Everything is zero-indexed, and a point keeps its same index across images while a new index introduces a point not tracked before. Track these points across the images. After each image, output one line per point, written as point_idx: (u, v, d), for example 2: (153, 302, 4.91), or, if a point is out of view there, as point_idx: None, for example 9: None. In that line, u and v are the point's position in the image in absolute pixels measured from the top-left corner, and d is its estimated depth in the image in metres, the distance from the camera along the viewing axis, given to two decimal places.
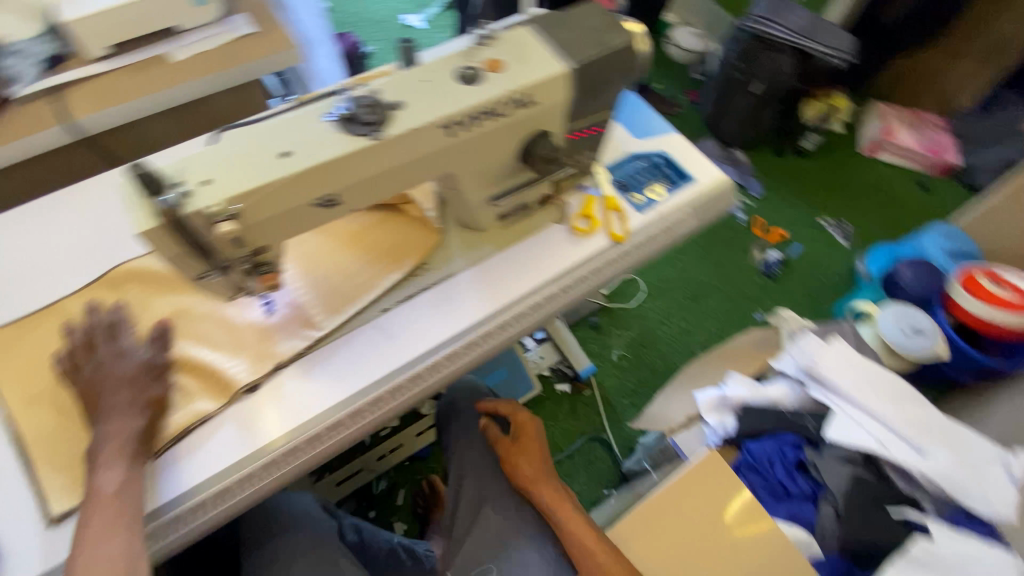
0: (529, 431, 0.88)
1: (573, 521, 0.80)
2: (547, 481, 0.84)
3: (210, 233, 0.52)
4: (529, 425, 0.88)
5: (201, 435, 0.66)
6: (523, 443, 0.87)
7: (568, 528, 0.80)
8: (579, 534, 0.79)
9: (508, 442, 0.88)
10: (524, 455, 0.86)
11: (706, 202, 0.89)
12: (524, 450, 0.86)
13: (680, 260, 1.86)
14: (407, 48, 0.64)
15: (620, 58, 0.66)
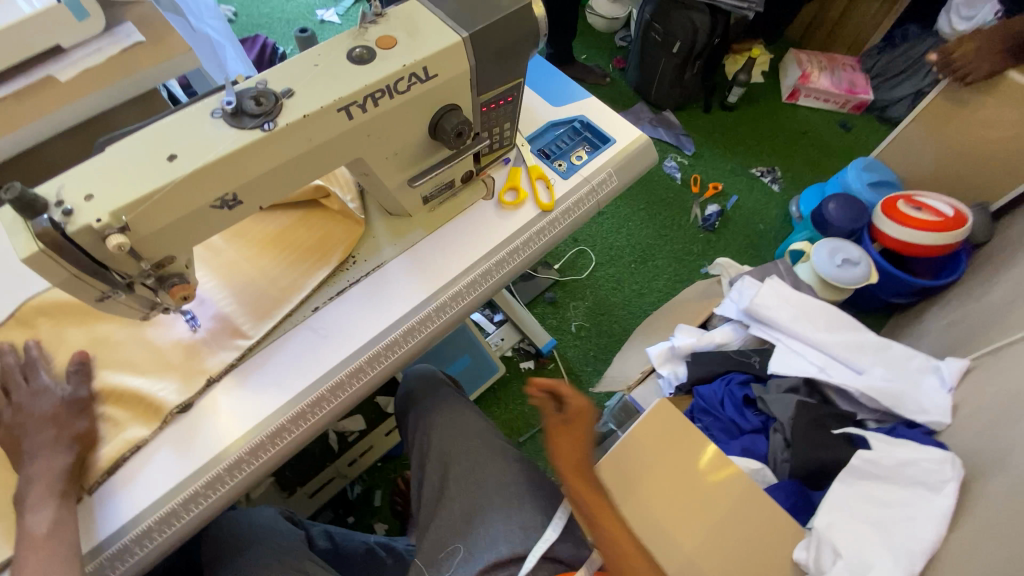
0: (584, 418, 0.77)
1: (616, 532, 0.71)
2: (588, 483, 0.75)
3: (102, 248, 0.49)
4: (584, 413, 0.77)
5: (136, 463, 0.63)
6: (575, 431, 0.77)
7: (603, 534, 0.71)
8: (622, 544, 0.71)
9: (557, 422, 0.77)
10: (574, 443, 0.76)
11: (630, 161, 0.90)
12: (571, 438, 0.77)
13: (625, 225, 1.89)
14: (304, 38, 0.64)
15: (517, 22, 0.66)
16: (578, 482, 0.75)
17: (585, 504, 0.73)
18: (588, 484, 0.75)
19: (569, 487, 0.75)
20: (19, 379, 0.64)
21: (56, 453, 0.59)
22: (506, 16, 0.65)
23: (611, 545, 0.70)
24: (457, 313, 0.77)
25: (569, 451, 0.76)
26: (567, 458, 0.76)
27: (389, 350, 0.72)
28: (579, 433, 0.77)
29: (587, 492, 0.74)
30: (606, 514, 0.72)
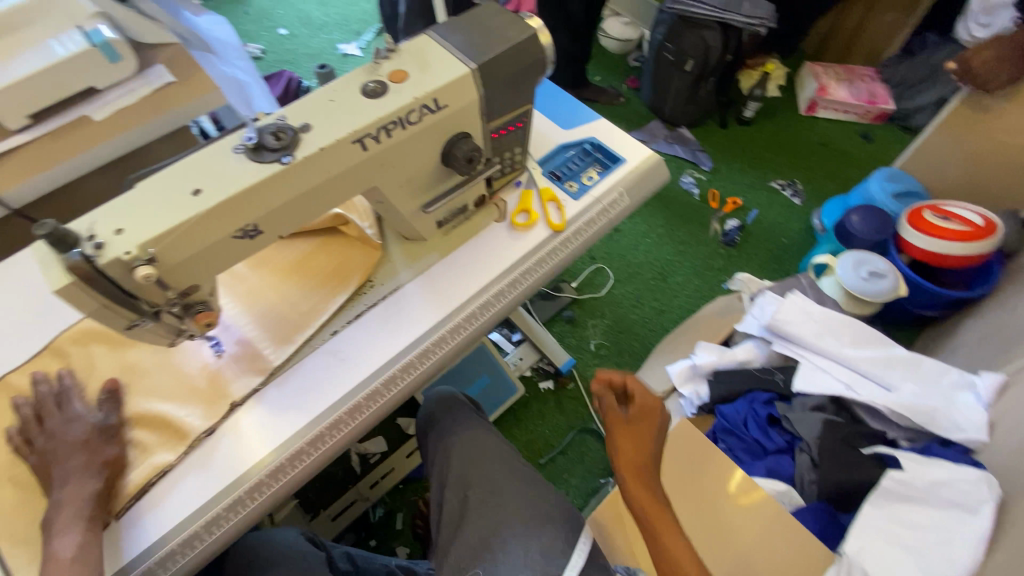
0: (648, 415, 0.75)
1: (662, 521, 0.71)
2: (648, 487, 0.72)
3: (130, 279, 0.52)
4: (650, 413, 0.75)
5: (163, 487, 0.65)
6: (634, 427, 0.74)
7: (652, 526, 0.71)
8: (672, 549, 0.69)
9: (621, 420, 0.74)
10: (636, 442, 0.73)
11: (642, 179, 0.90)
12: (634, 436, 0.74)
13: (643, 243, 1.88)
14: None
15: (524, 51, 0.68)
16: (636, 479, 0.72)
17: (641, 499, 0.71)
18: (647, 484, 0.72)
19: (626, 486, 0.72)
20: (52, 407, 0.66)
21: (88, 477, 0.62)
22: (514, 47, 0.67)
23: (660, 544, 0.70)
24: (472, 334, 0.78)
25: (631, 448, 0.73)
26: (627, 455, 0.72)
27: (405, 373, 0.74)
28: (640, 430, 0.74)
29: (642, 490, 0.72)
30: (659, 511, 0.71)
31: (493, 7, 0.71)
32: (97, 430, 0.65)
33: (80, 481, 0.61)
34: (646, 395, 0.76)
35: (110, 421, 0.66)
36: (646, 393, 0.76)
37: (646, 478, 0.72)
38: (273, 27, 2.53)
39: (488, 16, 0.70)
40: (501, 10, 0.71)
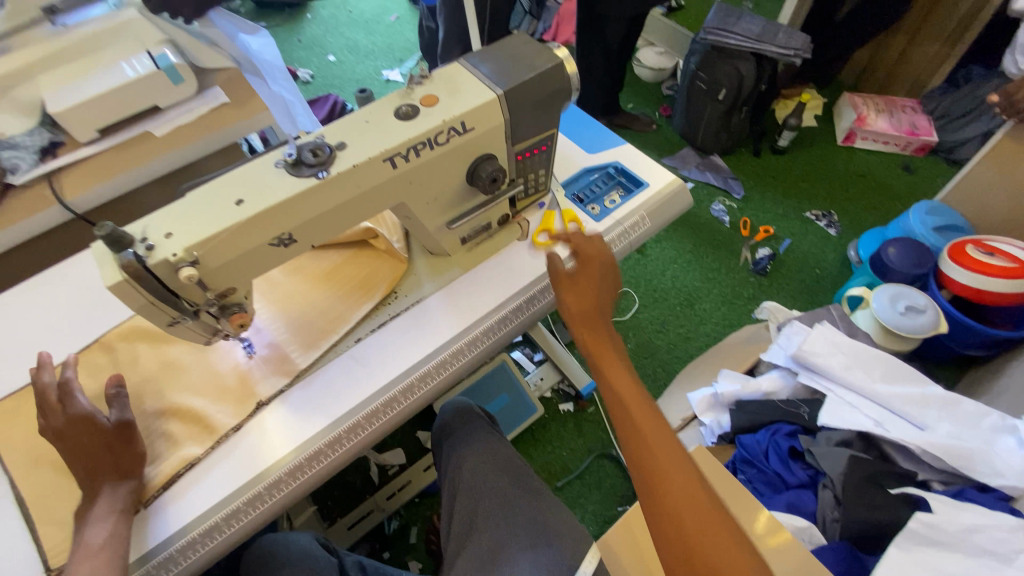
0: (594, 260, 0.74)
1: (617, 374, 0.67)
2: (593, 328, 0.71)
3: (175, 279, 0.56)
4: (598, 256, 0.74)
5: (191, 479, 0.68)
6: (579, 271, 0.74)
7: (610, 381, 0.67)
8: (618, 386, 0.66)
9: (563, 272, 0.74)
10: (581, 281, 0.73)
11: (663, 204, 0.92)
12: (581, 288, 0.73)
13: (670, 269, 1.87)
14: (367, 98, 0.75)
15: (551, 79, 0.72)
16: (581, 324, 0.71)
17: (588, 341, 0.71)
18: (596, 326, 0.71)
19: (573, 333, 0.71)
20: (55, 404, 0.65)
21: (123, 464, 0.66)
22: (539, 74, 0.71)
23: (605, 381, 0.67)
24: (489, 347, 0.80)
25: (575, 289, 0.73)
26: (570, 300, 0.73)
27: (422, 381, 0.76)
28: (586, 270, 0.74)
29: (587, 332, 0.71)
30: (612, 363, 0.68)
31: (523, 38, 0.75)
32: (114, 428, 0.65)
33: (109, 469, 0.65)
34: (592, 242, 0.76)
35: (128, 419, 0.67)
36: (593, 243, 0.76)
37: (594, 319, 0.71)
38: (323, 53, 2.68)
39: (518, 46, 0.74)
40: (531, 40, 0.75)
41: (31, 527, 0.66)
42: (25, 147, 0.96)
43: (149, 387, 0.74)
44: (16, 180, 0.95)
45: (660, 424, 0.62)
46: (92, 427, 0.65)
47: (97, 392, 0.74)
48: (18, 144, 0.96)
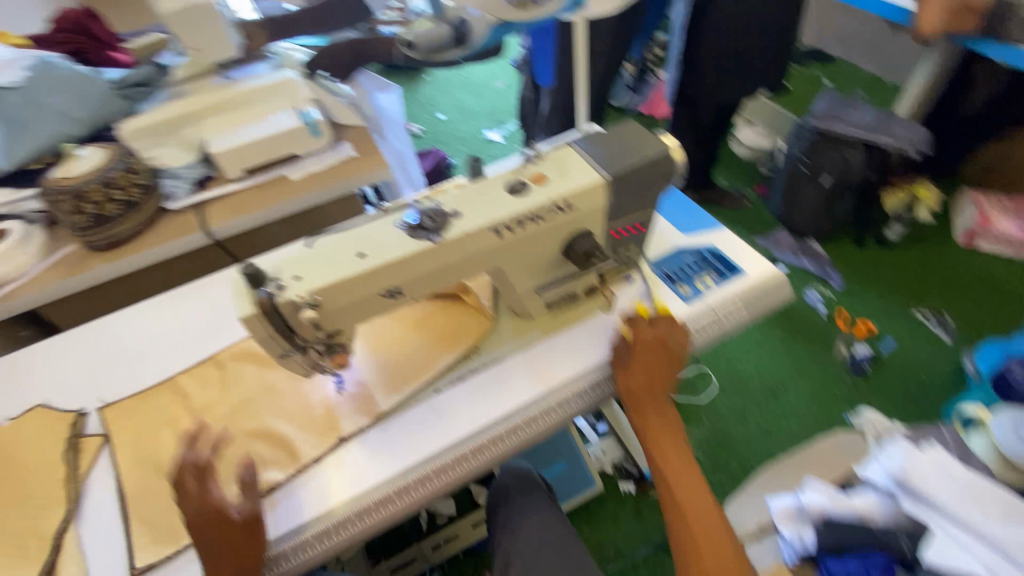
0: (666, 344, 0.78)
1: (666, 454, 0.78)
2: (648, 405, 0.78)
3: (295, 317, 0.62)
4: (665, 334, 0.79)
5: (270, 503, 0.72)
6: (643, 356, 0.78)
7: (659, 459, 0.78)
8: (664, 465, 0.78)
9: (622, 349, 0.79)
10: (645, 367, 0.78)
11: (758, 294, 0.89)
12: (639, 366, 0.78)
13: (753, 354, 1.77)
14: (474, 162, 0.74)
15: (658, 167, 0.74)
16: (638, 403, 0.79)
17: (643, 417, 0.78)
18: (655, 407, 0.78)
19: (628, 408, 0.79)
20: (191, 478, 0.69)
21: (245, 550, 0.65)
22: (647, 161, 0.73)
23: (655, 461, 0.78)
24: (561, 417, 0.79)
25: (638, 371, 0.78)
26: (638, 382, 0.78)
27: (493, 444, 0.76)
28: (651, 351, 0.78)
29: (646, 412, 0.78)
30: (662, 444, 0.78)
31: (634, 126, 0.78)
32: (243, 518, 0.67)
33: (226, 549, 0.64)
34: (659, 325, 0.79)
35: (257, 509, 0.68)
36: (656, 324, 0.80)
37: (650, 401, 0.78)
38: (433, 112, 2.93)
39: (628, 133, 0.78)
40: (641, 126, 0.78)
41: (126, 523, 0.71)
42: (183, 177, 1.12)
43: (248, 407, 0.81)
44: (170, 206, 1.11)
45: (700, 503, 0.77)
46: (219, 514, 0.66)
47: (205, 404, 0.81)
48: (177, 175, 1.12)
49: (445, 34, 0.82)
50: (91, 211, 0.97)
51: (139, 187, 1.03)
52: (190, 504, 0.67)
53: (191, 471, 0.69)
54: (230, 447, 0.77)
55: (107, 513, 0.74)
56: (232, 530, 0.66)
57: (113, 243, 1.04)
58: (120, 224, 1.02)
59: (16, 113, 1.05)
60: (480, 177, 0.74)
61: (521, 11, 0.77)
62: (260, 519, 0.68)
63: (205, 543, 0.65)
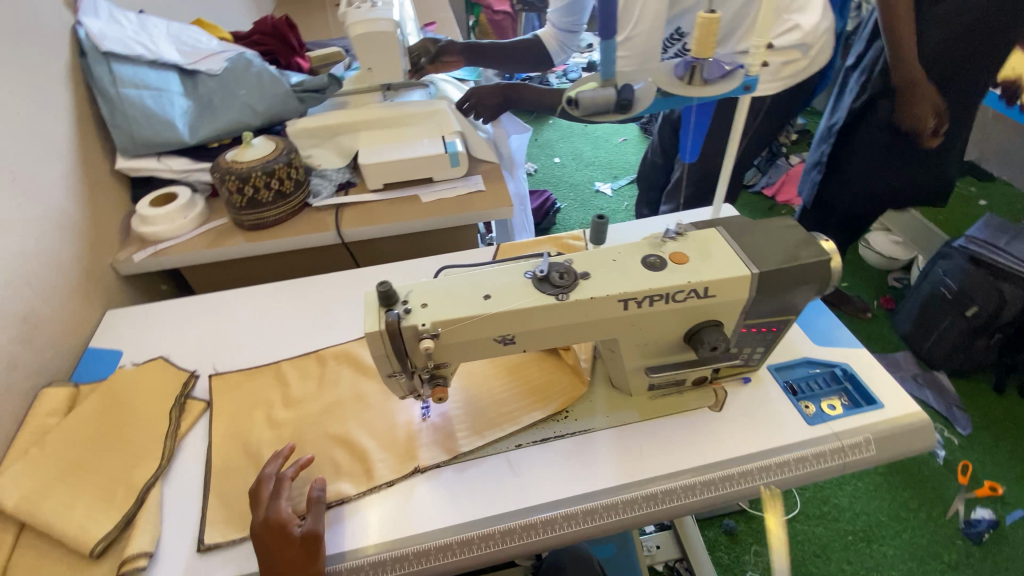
0: None
1: None
2: None
3: (413, 343, 0.64)
4: None
5: (336, 514, 0.72)
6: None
7: None
8: None
9: None
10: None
11: (897, 436, 0.79)
12: None
13: (848, 486, 1.57)
14: (600, 226, 0.85)
15: (811, 271, 0.68)
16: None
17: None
18: None
19: None
20: (268, 489, 0.69)
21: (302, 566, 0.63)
22: (800, 263, 0.67)
23: None
24: (645, 514, 0.71)
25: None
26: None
27: (565, 522, 0.70)
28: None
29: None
30: None
31: (789, 222, 0.73)
32: (305, 537, 0.65)
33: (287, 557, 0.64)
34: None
35: (318, 530, 0.66)
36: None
37: None
38: (550, 155, 3.02)
39: (782, 229, 0.73)
40: (795, 225, 0.73)
41: (205, 494, 0.74)
42: (330, 180, 1.24)
43: (337, 411, 0.83)
44: (313, 202, 1.20)
45: None
46: (283, 531, 0.65)
47: (301, 398, 0.85)
48: (327, 176, 1.25)
49: (612, 98, 0.78)
50: (248, 193, 1.08)
51: (291, 180, 1.13)
52: (260, 513, 0.67)
53: (272, 481, 0.70)
54: (312, 446, 0.79)
55: (192, 478, 0.78)
56: (289, 544, 0.64)
57: (256, 226, 1.14)
58: (268, 209, 1.12)
59: (213, 99, 1.22)
60: (602, 238, 0.85)
61: (691, 86, 0.80)
62: (319, 541, 0.66)
63: (262, 543, 0.65)
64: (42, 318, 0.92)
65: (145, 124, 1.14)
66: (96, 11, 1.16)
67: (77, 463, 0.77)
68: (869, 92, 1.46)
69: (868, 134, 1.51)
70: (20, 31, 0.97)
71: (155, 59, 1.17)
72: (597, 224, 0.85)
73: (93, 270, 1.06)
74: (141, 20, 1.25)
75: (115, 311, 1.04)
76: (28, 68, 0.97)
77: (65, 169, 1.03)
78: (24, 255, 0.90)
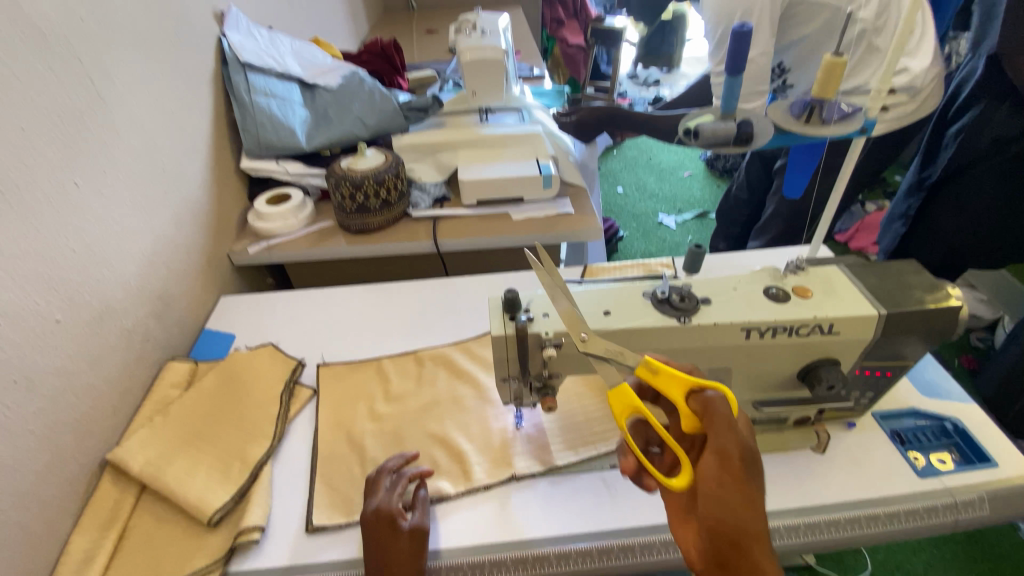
0: None
1: None
2: None
3: (534, 351, 0.67)
4: None
5: (434, 512, 0.74)
6: (745, 542, 0.48)
7: None
8: None
9: None
10: (731, 553, 0.49)
11: (1016, 498, 0.74)
12: None
13: (924, 552, 1.40)
14: (696, 253, 0.81)
15: (941, 316, 0.66)
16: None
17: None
18: None
19: None
20: (386, 483, 0.72)
21: (408, 556, 0.66)
22: (930, 309, 0.66)
23: None
24: None
25: (728, 567, 0.49)
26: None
27: (664, 547, 0.70)
28: (731, 500, 0.49)
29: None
30: None
31: (912, 265, 0.72)
32: (413, 530, 0.68)
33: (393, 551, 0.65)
34: (728, 430, 0.51)
35: (424, 525, 0.69)
36: (723, 425, 0.52)
37: None
38: (613, 184, 3.04)
39: (906, 272, 0.72)
40: (921, 269, 0.72)
41: (312, 478, 0.78)
42: (428, 193, 1.30)
43: (434, 410, 0.86)
44: (413, 213, 1.26)
45: None
46: (391, 523, 0.68)
47: (399, 395, 0.89)
48: (425, 189, 1.31)
49: (732, 131, 0.76)
50: (358, 199, 1.15)
51: (397, 191, 1.20)
52: (373, 503, 0.70)
53: (388, 475, 0.74)
54: (412, 443, 0.82)
55: (297, 462, 0.82)
56: (396, 534, 0.67)
57: (360, 230, 1.21)
58: (373, 215, 1.19)
59: (329, 111, 1.32)
60: (698, 266, 0.80)
61: (809, 125, 0.78)
62: (425, 535, 0.68)
63: (372, 531, 0.67)
64: (171, 297, 1.00)
65: (271, 130, 1.24)
66: (238, 26, 1.28)
67: (198, 434, 0.82)
68: (973, 149, 1.35)
69: (959, 193, 1.42)
70: (180, 39, 1.08)
71: (283, 71, 1.29)
72: (693, 253, 0.81)
73: (213, 257, 1.14)
74: (272, 36, 1.37)
75: (228, 299, 1.12)
76: (182, 72, 1.08)
77: (202, 165, 1.13)
78: (163, 238, 0.98)
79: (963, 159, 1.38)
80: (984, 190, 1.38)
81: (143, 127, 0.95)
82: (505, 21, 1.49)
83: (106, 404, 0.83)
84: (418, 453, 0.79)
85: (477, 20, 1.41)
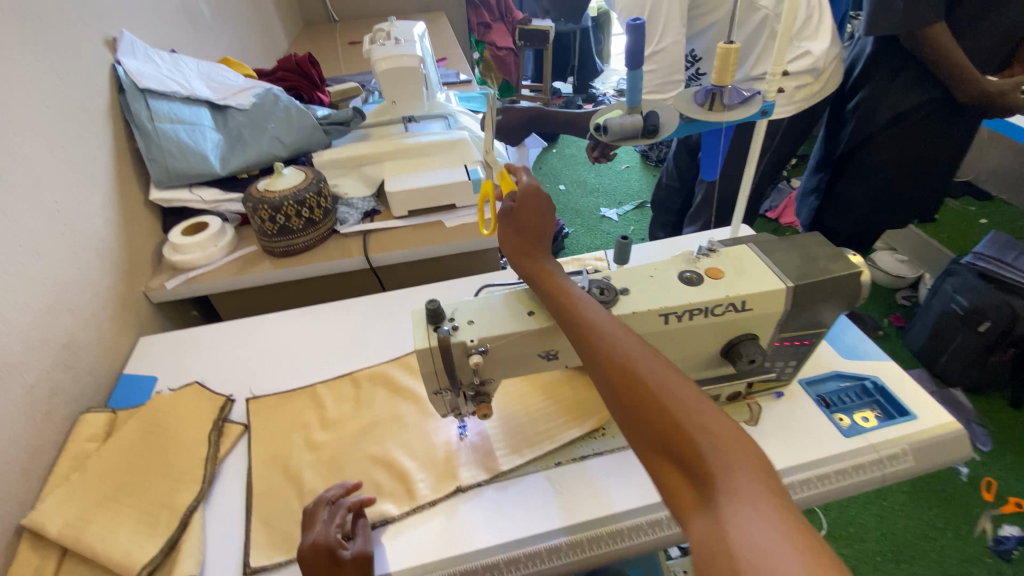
0: None
1: None
2: None
3: (462, 359, 0.66)
4: None
5: (378, 537, 0.72)
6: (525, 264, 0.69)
7: None
8: None
9: None
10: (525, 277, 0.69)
11: (935, 446, 0.79)
12: None
13: (873, 505, 1.48)
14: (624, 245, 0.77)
15: (844, 284, 0.70)
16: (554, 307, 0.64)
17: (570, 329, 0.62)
18: None
19: None
20: (321, 515, 0.69)
21: None
22: (832, 277, 0.69)
23: None
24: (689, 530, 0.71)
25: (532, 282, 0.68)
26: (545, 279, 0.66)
27: (612, 538, 0.70)
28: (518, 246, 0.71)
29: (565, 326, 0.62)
30: None
31: (815, 236, 0.76)
32: (353, 559, 0.65)
33: None
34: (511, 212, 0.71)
35: (366, 552, 0.66)
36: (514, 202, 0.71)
37: None
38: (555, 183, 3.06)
39: (810, 244, 0.75)
40: (824, 240, 0.76)
41: (248, 517, 0.74)
42: (356, 208, 1.27)
43: (375, 431, 0.84)
44: (341, 230, 1.23)
45: None
46: (331, 555, 0.64)
47: (339, 420, 0.86)
48: (352, 204, 1.28)
49: (639, 124, 0.75)
50: (280, 221, 1.11)
51: (321, 209, 1.17)
52: (309, 536, 0.67)
53: (326, 507, 0.71)
54: (354, 468, 0.79)
55: (232, 502, 0.78)
56: (337, 566, 0.64)
57: (286, 252, 1.17)
58: (298, 236, 1.15)
59: (243, 133, 1.27)
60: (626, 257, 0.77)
61: (711, 113, 0.79)
62: (369, 561, 0.66)
63: (310, 566, 0.64)
64: (81, 345, 0.93)
65: (180, 157, 1.17)
66: (133, 51, 1.20)
67: (118, 487, 0.77)
68: (874, 122, 1.44)
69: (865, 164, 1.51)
70: (69, 68, 1.01)
71: (189, 95, 1.23)
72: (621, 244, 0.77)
73: (128, 296, 1.08)
74: (173, 59, 1.30)
75: (148, 339, 1.06)
76: (74, 103, 1.01)
77: (105, 200, 1.06)
78: (64, 283, 0.91)
79: (862, 133, 1.47)
80: (885, 160, 1.48)
81: (32, 165, 0.88)
82: (421, 28, 1.48)
83: (10, 468, 0.76)
84: (359, 481, 0.76)
85: (391, 29, 1.39)
